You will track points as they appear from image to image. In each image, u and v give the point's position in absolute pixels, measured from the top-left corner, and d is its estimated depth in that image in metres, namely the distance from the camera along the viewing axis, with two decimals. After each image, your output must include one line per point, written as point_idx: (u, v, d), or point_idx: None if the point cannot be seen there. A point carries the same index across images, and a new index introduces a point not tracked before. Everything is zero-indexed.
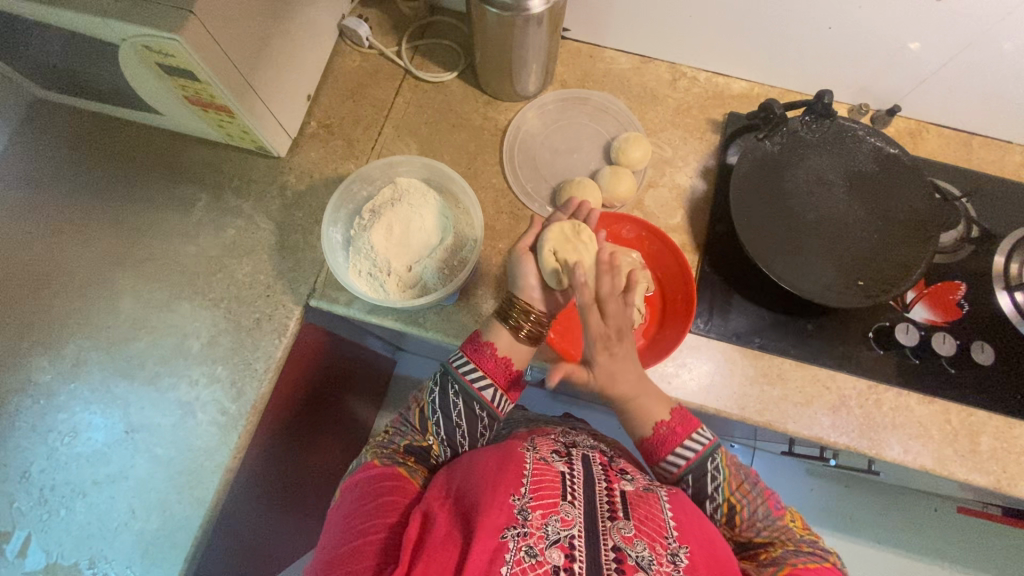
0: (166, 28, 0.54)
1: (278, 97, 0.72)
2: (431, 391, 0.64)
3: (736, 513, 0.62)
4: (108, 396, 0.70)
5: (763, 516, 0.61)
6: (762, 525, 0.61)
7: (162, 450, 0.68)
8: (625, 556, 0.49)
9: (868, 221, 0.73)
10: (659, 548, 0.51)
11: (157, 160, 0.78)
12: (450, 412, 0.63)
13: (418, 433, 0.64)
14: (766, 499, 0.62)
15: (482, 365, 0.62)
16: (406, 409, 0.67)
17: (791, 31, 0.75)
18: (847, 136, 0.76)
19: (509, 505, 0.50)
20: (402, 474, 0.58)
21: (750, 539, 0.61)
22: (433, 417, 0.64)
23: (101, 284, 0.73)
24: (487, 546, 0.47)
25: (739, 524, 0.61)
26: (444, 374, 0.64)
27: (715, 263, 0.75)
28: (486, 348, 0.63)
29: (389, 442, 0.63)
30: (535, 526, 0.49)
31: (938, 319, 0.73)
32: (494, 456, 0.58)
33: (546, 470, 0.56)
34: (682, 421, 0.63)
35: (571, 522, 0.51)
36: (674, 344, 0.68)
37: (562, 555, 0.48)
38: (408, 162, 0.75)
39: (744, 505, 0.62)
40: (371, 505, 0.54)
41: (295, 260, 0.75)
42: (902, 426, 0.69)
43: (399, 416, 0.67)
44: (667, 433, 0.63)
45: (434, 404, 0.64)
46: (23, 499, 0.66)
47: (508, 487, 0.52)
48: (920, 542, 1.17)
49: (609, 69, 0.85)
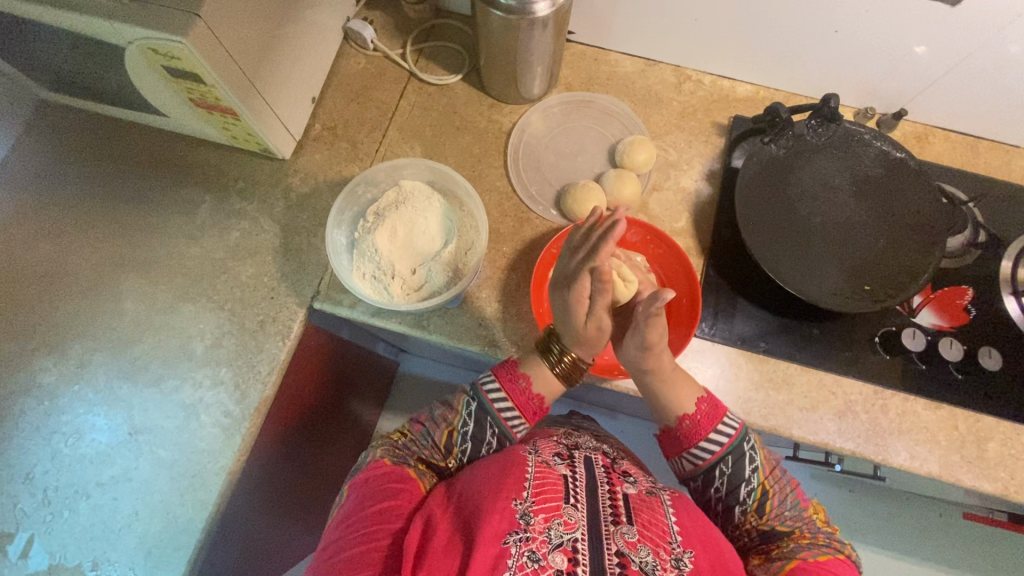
0: (171, 31, 0.54)
1: (283, 99, 0.72)
2: (466, 419, 0.63)
3: (767, 501, 0.61)
4: (112, 397, 0.70)
5: (789, 506, 0.61)
6: (788, 514, 0.60)
7: (165, 453, 0.68)
8: (629, 561, 0.48)
9: (874, 225, 0.73)
10: (663, 554, 0.51)
11: (162, 162, 0.79)
12: (480, 446, 0.63)
13: (439, 452, 0.63)
14: (793, 489, 0.62)
15: (511, 395, 0.63)
16: (429, 420, 0.65)
17: (797, 34, 0.75)
18: (854, 139, 0.75)
19: (511, 510, 0.50)
20: (411, 476, 0.58)
21: (773, 528, 0.60)
22: (461, 445, 0.63)
23: (106, 285, 0.73)
24: (489, 552, 0.47)
25: (768, 513, 0.60)
26: (482, 408, 0.63)
27: (720, 267, 0.75)
28: (520, 379, 0.63)
29: (405, 445, 0.63)
30: (537, 530, 0.49)
31: (946, 324, 0.72)
32: (496, 459, 0.57)
33: (548, 473, 0.56)
34: (708, 413, 0.62)
35: (573, 526, 0.51)
36: (678, 349, 0.68)
37: (566, 558, 0.48)
38: (413, 165, 0.75)
39: (776, 492, 0.61)
40: (376, 507, 0.54)
41: (299, 262, 0.75)
42: (909, 432, 0.69)
43: (420, 423, 0.65)
44: (692, 425, 0.62)
45: (466, 432, 0.63)
46: (27, 500, 0.66)
47: (510, 492, 0.52)
48: (925, 548, 1.17)
49: (614, 72, 0.85)
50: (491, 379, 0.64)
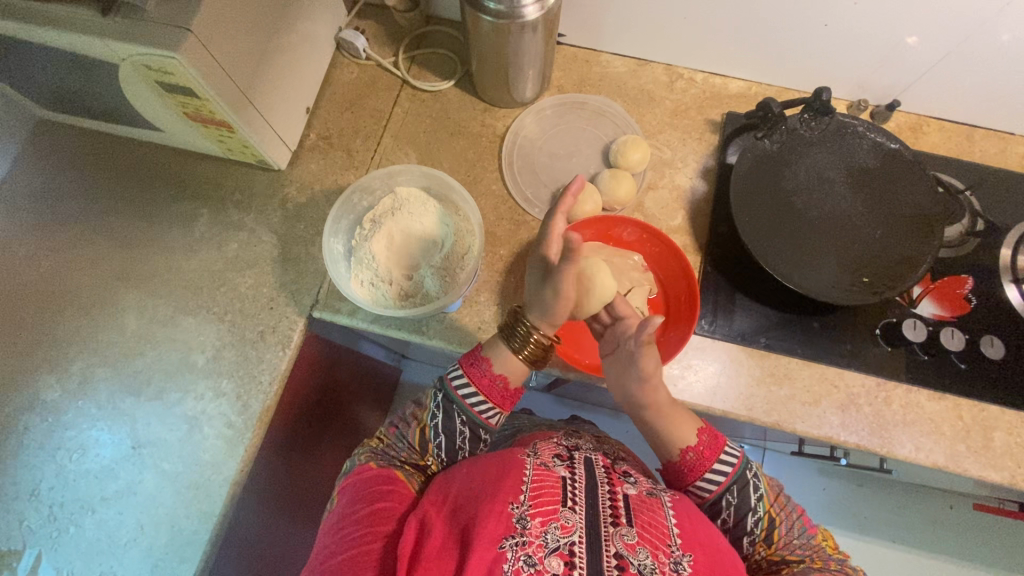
0: (164, 48, 0.54)
1: (277, 110, 0.73)
2: (435, 413, 0.63)
3: (774, 529, 0.60)
4: (115, 412, 0.70)
5: (797, 533, 0.60)
6: (796, 543, 0.60)
7: (169, 465, 0.68)
8: (627, 564, 0.49)
9: (868, 217, 0.73)
10: (661, 556, 0.51)
11: (160, 177, 0.79)
12: (452, 436, 0.62)
13: (417, 452, 0.63)
14: (799, 515, 0.62)
15: (474, 380, 0.62)
16: (402, 421, 0.65)
17: (788, 27, 0.75)
18: (847, 132, 0.75)
19: (507, 514, 0.50)
20: (399, 478, 0.59)
21: (783, 556, 0.59)
22: (434, 440, 0.63)
23: (107, 300, 0.74)
24: (485, 555, 0.47)
25: (776, 542, 0.60)
26: (448, 399, 0.63)
27: (717, 264, 0.75)
28: (481, 362, 0.63)
29: (384, 452, 0.62)
30: (534, 534, 0.49)
31: (946, 314, 0.72)
32: (493, 461, 0.57)
33: (546, 475, 0.56)
34: (709, 444, 0.61)
35: (571, 529, 0.50)
36: (677, 349, 0.67)
37: (562, 562, 0.48)
38: (407, 171, 0.75)
39: (783, 520, 0.60)
40: (367, 510, 0.54)
41: (297, 271, 0.75)
42: (913, 423, 0.69)
43: (395, 427, 0.65)
44: (695, 457, 0.61)
45: (436, 426, 0.63)
46: (33, 516, 0.66)
47: (506, 496, 0.52)
48: (936, 541, 1.16)
49: (606, 73, 0.85)
50: (457, 370, 0.64)
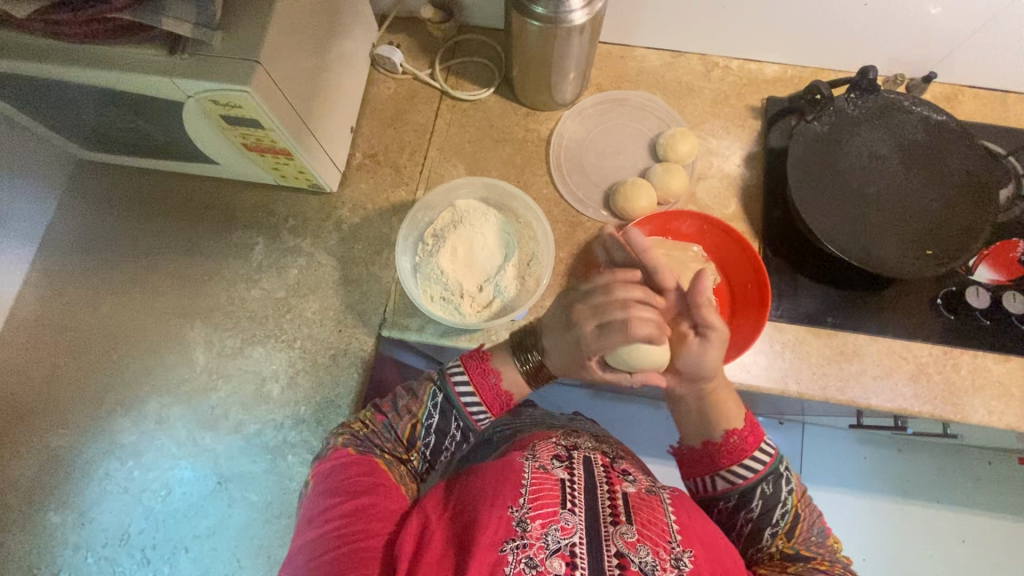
0: (233, 82, 0.54)
1: (328, 134, 0.73)
2: (431, 412, 0.60)
3: (797, 523, 0.58)
4: (195, 449, 0.70)
5: (816, 531, 0.59)
6: (813, 541, 0.58)
7: (256, 497, 0.70)
8: (628, 562, 0.47)
9: (923, 190, 0.74)
10: (663, 553, 0.49)
11: (208, 209, 0.78)
12: (443, 438, 0.60)
13: (401, 446, 0.60)
14: (818, 514, 0.60)
15: (479, 390, 0.59)
16: (392, 411, 0.61)
17: (824, 8, 0.76)
18: (894, 108, 0.76)
19: (507, 518, 0.49)
20: (379, 466, 0.57)
21: (798, 552, 0.57)
22: (424, 438, 0.61)
23: (173, 337, 0.73)
24: (486, 559, 0.46)
25: (796, 535, 0.58)
26: (448, 401, 0.59)
27: (777, 248, 0.76)
28: (491, 374, 0.60)
29: (367, 437, 0.59)
30: (534, 536, 0.48)
31: (1003, 278, 0.73)
32: (493, 468, 0.55)
33: (546, 479, 0.53)
34: (753, 431, 0.59)
35: (571, 530, 0.49)
36: (753, 338, 0.68)
37: (563, 563, 0.47)
38: (468, 184, 0.75)
39: (807, 517, 0.59)
40: (351, 505, 0.52)
41: (361, 292, 0.75)
42: (983, 388, 0.70)
43: (382, 412, 0.61)
44: (739, 441, 0.59)
45: (428, 424, 0.60)
46: (127, 561, 0.69)
47: (505, 499, 0.51)
48: (979, 497, 1.19)
49: (642, 68, 0.85)
50: (457, 366, 0.61)
